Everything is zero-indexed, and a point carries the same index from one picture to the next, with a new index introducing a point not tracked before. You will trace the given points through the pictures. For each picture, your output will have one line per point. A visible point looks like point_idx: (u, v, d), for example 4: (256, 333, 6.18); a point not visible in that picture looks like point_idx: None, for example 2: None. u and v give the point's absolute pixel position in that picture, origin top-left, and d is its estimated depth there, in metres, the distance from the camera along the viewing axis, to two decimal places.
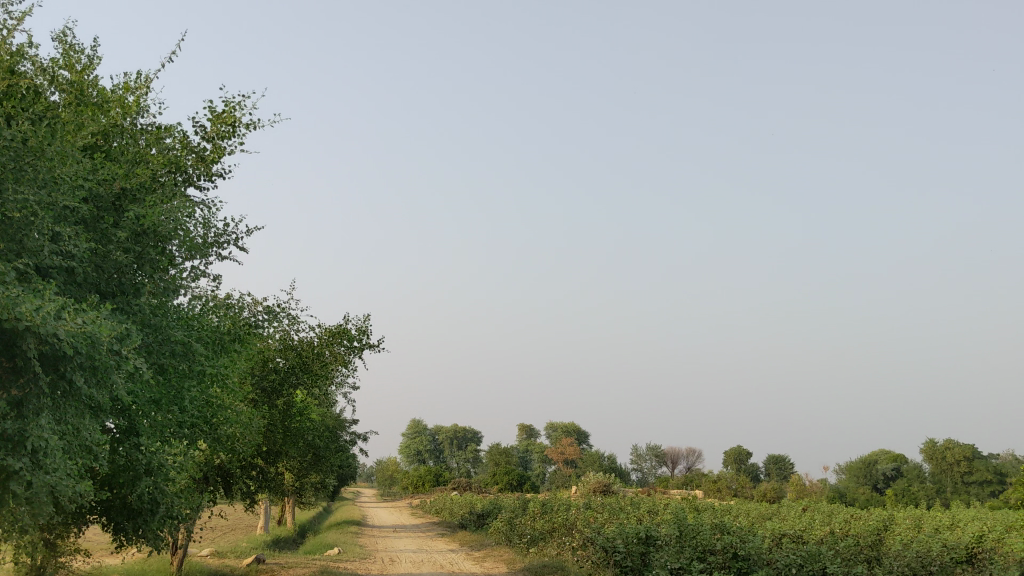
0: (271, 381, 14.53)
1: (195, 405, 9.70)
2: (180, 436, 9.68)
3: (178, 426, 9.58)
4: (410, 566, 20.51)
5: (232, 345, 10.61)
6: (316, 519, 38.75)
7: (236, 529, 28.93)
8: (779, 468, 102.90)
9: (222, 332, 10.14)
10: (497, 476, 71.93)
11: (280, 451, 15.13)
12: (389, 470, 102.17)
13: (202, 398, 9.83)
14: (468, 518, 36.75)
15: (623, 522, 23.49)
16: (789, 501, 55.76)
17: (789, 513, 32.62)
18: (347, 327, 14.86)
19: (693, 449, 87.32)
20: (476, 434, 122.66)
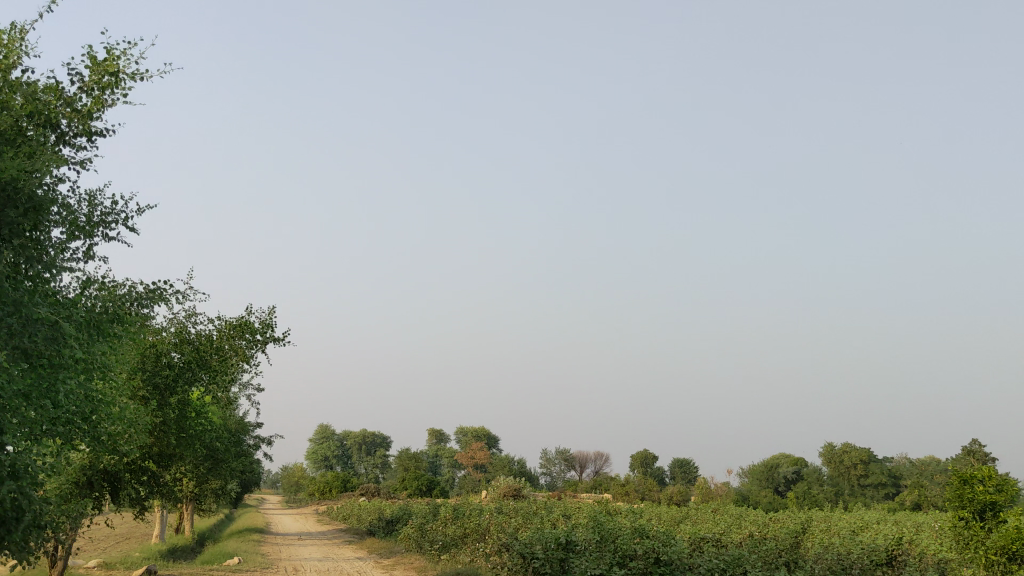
0: (165, 377, 13.30)
1: (68, 398, 8.49)
2: (49, 433, 8.43)
3: (48, 422, 8.42)
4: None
5: (111, 330, 9.45)
6: (216, 526, 37.00)
7: (129, 539, 27.24)
8: (685, 472, 104.13)
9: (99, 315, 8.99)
10: (406, 481, 70.67)
11: (173, 453, 14.00)
12: (295, 476, 99.65)
13: (76, 390, 8.63)
14: (376, 524, 35.61)
15: (539, 527, 22.83)
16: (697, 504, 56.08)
17: (699, 516, 32.51)
18: (249, 319, 13.92)
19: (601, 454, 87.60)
20: (385, 438, 120.84)
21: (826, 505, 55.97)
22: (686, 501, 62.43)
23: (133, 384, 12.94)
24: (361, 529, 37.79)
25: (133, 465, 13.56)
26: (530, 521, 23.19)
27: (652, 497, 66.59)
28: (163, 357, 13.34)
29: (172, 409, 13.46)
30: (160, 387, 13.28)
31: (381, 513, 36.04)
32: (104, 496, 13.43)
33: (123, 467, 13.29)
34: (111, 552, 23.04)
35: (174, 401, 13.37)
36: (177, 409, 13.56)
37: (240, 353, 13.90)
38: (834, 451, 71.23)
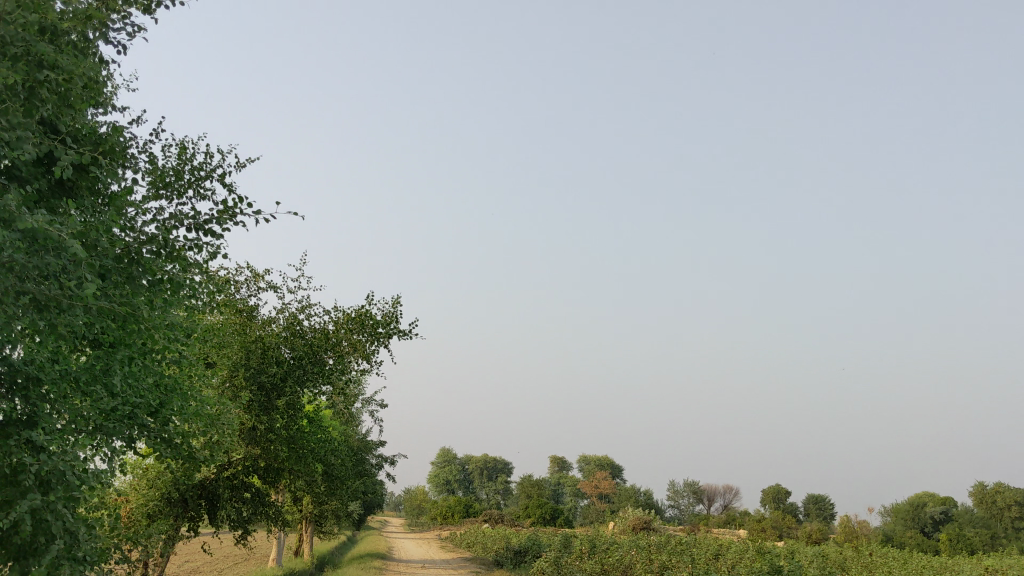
0: (272, 376, 11.15)
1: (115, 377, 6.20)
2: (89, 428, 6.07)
3: (91, 415, 6.09)
4: None
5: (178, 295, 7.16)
6: (338, 550, 35.20)
7: (245, 562, 25.58)
8: (818, 507, 97.82)
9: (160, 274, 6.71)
10: (529, 508, 68.27)
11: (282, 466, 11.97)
12: (417, 500, 98.60)
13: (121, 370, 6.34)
14: (503, 555, 33.11)
15: (692, 568, 19.91)
16: (838, 543, 51.67)
17: (855, 557, 28.78)
18: (372, 312, 11.73)
19: None
20: (507, 465, 118.72)
21: (981, 551, 50.25)
22: (826, 540, 57.82)
23: (233, 382, 10.94)
24: (486, 559, 35.36)
25: (234, 479, 11.49)
26: (683, 560, 20.13)
27: (788, 534, 62.08)
28: (274, 352, 11.26)
29: (281, 415, 11.34)
30: (266, 387, 11.13)
31: (509, 544, 33.51)
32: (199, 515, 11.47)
33: (222, 481, 11.26)
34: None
35: (282, 405, 11.19)
36: (288, 420, 11.50)
37: (358, 349, 11.78)
38: (984, 492, 65.04)
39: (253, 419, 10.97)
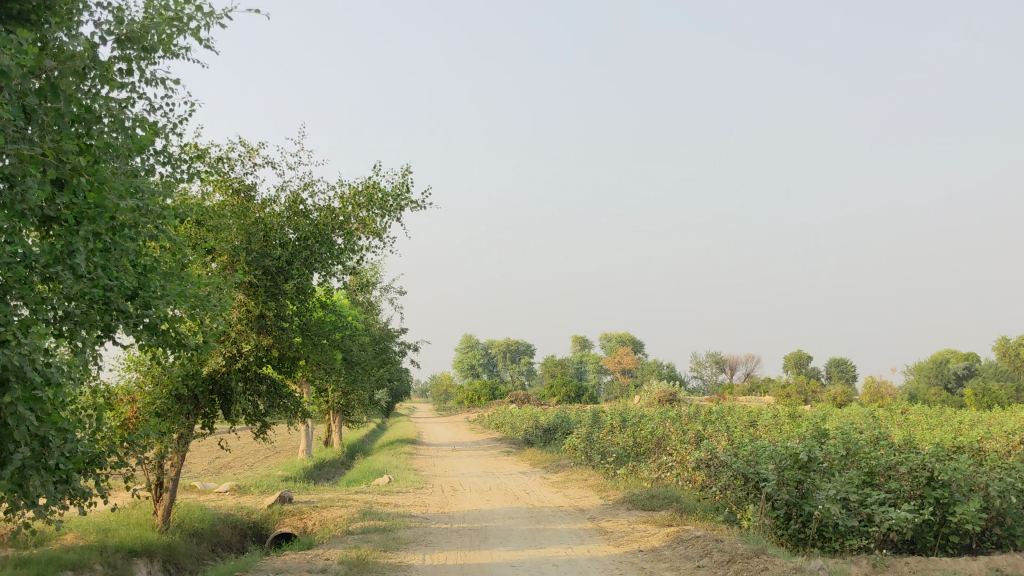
0: (276, 260, 10.17)
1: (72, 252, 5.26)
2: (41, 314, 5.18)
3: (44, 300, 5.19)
4: (477, 494, 15.94)
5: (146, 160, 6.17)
6: (367, 439, 35.09)
7: (273, 457, 25.28)
8: (839, 370, 98.09)
9: (114, 133, 5.70)
10: (554, 387, 68.55)
11: (296, 355, 11.19)
12: (443, 385, 99.59)
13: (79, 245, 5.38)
14: (533, 434, 32.89)
15: (730, 436, 19.31)
16: (865, 404, 51.51)
17: (889, 416, 28.23)
18: (379, 185, 10.66)
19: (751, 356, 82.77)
20: (530, 347, 119.31)
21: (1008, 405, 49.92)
22: (852, 402, 57.85)
23: (233, 267, 10.02)
24: (516, 440, 35.19)
25: (247, 372, 10.71)
26: (719, 428, 19.51)
27: (813, 398, 62.19)
28: (275, 232, 10.28)
29: (288, 301, 10.46)
30: (270, 271, 10.19)
31: (537, 423, 33.24)
32: (213, 410, 10.75)
33: (233, 373, 10.44)
34: (255, 473, 21.07)
35: (290, 289, 10.27)
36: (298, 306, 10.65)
37: (365, 225, 10.80)
38: (1008, 346, 64.65)
39: (259, 307, 10.08)
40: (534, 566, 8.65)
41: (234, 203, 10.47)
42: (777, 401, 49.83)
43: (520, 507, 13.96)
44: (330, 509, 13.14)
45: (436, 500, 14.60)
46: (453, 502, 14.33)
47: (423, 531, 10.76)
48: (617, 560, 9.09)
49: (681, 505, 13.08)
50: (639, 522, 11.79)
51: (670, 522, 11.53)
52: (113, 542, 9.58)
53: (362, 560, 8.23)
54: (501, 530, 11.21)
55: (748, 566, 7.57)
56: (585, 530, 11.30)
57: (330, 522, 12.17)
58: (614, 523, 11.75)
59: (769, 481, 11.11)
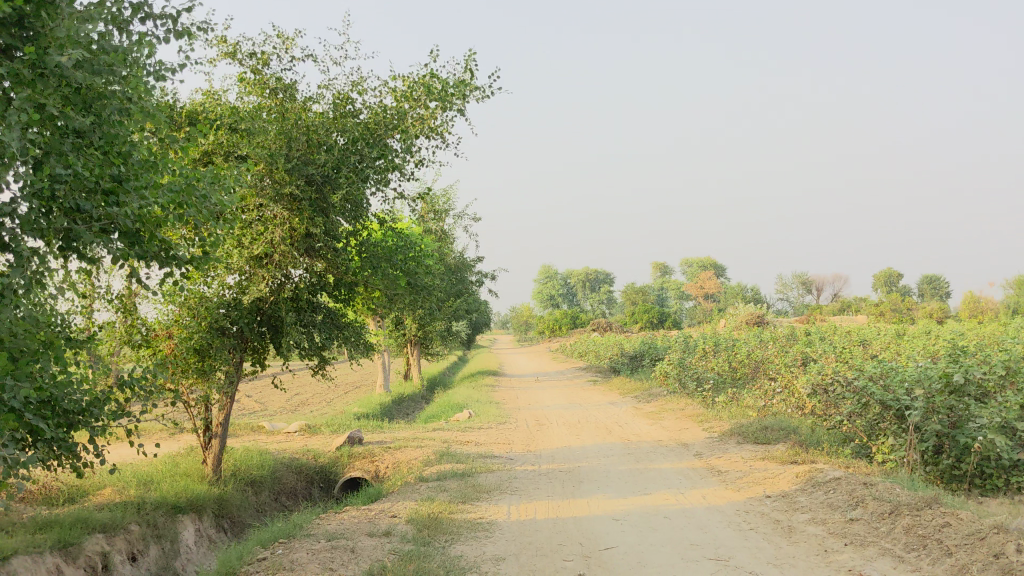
0: (320, 168, 8.60)
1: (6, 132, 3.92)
2: None
3: None
4: (565, 429, 14.48)
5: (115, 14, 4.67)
6: (447, 371, 34.02)
7: (350, 394, 24.26)
8: (933, 287, 93.69)
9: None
10: (636, 314, 66.77)
11: (354, 280, 9.73)
12: (523, 316, 98.60)
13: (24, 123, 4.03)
14: (619, 362, 31.36)
15: (841, 357, 17.42)
16: (968, 319, 48.41)
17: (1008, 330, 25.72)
18: (438, 72, 8.88)
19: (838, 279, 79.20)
20: (609, 275, 117.42)
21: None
22: (954, 318, 54.79)
23: (272, 178, 8.53)
24: (601, 368, 33.70)
25: (299, 302, 9.33)
26: (829, 350, 17.56)
27: (911, 314, 59.16)
28: (319, 134, 8.70)
29: (337, 216, 8.95)
30: (316, 181, 8.65)
31: (623, 350, 31.67)
32: (263, 346, 9.47)
33: (282, 303, 9.09)
34: (331, 411, 19.98)
35: (338, 201, 8.73)
36: (350, 220, 9.14)
37: (424, 122, 9.09)
38: None
39: (304, 224, 8.59)
40: (642, 519, 7.06)
41: (270, 104, 9.00)
42: (873, 321, 47.14)
43: (615, 443, 12.42)
44: (405, 450, 11.82)
45: (521, 437, 13.16)
46: (540, 440, 12.85)
47: (507, 477, 9.26)
48: (742, 510, 7.44)
49: (800, 438, 11.36)
50: (756, 459, 10.13)
51: (793, 459, 9.84)
52: (154, 497, 8.40)
53: (433, 519, 6.75)
54: (597, 473, 9.67)
55: (922, 522, 5.89)
56: (694, 471, 9.68)
57: (404, 466, 10.82)
58: (727, 462, 10.11)
59: (913, 409, 9.27)
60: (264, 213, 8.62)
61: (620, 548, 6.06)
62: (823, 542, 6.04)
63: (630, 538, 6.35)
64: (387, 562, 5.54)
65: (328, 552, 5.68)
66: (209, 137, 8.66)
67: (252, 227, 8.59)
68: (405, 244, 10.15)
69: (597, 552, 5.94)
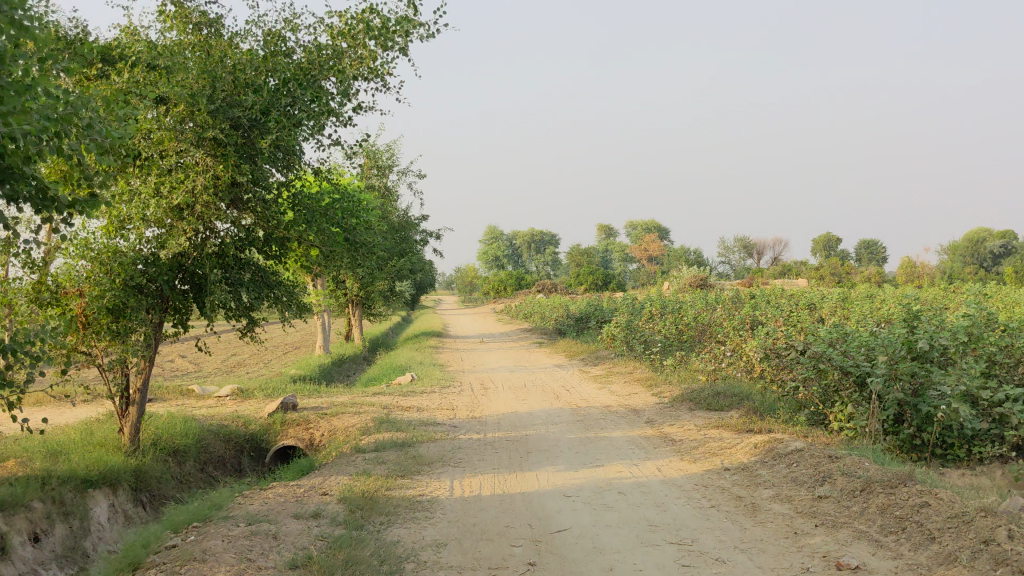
0: (248, 111, 7.82)
1: None
2: None
3: None
4: (511, 394, 13.96)
5: None
6: (390, 332, 33.28)
7: (289, 356, 23.45)
8: (869, 252, 95.40)
9: None
10: (581, 276, 66.63)
11: (286, 236, 9.01)
12: (468, 276, 97.89)
13: None
14: (564, 324, 30.97)
15: (792, 321, 17.15)
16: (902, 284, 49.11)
17: (949, 295, 25.88)
18: (378, 8, 8.12)
19: (778, 243, 79.98)
20: (554, 236, 117.20)
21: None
22: (893, 282, 55.56)
23: (194, 120, 7.74)
24: (546, 329, 33.31)
25: (225, 259, 8.63)
26: (778, 313, 17.28)
27: (852, 276, 59.84)
28: (247, 74, 7.89)
29: (267, 163, 8.22)
30: (242, 125, 7.90)
31: (568, 312, 31.26)
32: (186, 305, 8.74)
33: (206, 259, 8.36)
34: (267, 374, 19.18)
35: (267, 148, 7.98)
36: (281, 169, 8.42)
37: (364, 62, 8.35)
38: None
39: (230, 172, 7.84)
40: (595, 496, 6.53)
41: (193, 41, 8.12)
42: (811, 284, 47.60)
43: (563, 409, 11.91)
44: (343, 416, 11.18)
45: (465, 402, 12.59)
46: (485, 405, 12.30)
47: (450, 447, 8.68)
48: (700, 484, 6.96)
49: (754, 405, 10.98)
50: (710, 427, 9.70)
51: (749, 427, 9.43)
52: (62, 470, 7.66)
53: (368, 497, 6.15)
54: (545, 442, 9.15)
55: (897, 502, 5.48)
56: (647, 439, 9.21)
57: (340, 434, 10.18)
58: (681, 430, 9.66)
59: (873, 376, 8.89)
60: (186, 159, 7.84)
61: (573, 530, 5.53)
62: (791, 523, 5.58)
63: (584, 519, 5.81)
64: (314, 550, 4.93)
65: (247, 539, 5.04)
66: (124, 75, 7.77)
67: (172, 175, 7.83)
68: (343, 198, 9.44)
69: (549, 536, 5.40)
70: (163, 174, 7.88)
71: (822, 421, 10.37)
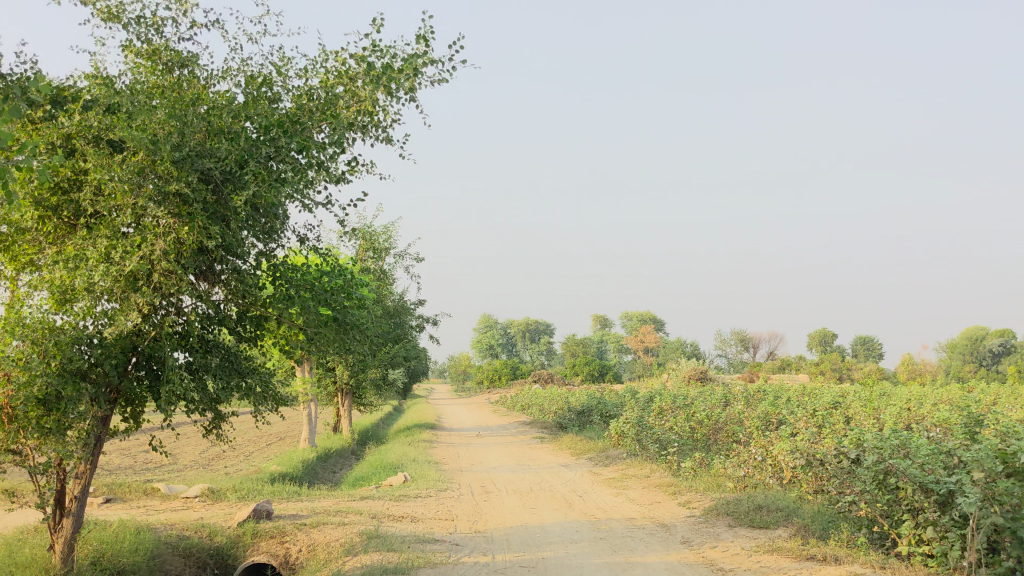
0: (219, 161, 6.50)
1: None
2: None
3: None
4: (516, 499, 12.36)
5: None
6: (380, 423, 31.56)
7: (271, 448, 21.79)
8: (867, 347, 94.29)
9: None
10: (577, 366, 65.12)
11: (263, 313, 7.65)
12: (462, 366, 96.28)
13: None
14: (565, 417, 29.37)
15: (823, 423, 15.64)
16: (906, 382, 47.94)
17: (969, 395, 24.46)
18: (380, 44, 6.87)
19: (775, 336, 78.69)
20: (548, 327, 115.77)
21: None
22: (897, 378, 54.21)
23: (155, 173, 6.40)
24: (545, 423, 31.66)
25: (188, 340, 7.24)
26: (806, 414, 15.81)
27: (855, 371, 58.36)
28: (222, 119, 6.61)
29: (241, 227, 6.88)
30: (213, 178, 6.57)
31: (569, 406, 29.62)
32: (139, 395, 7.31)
33: (165, 340, 6.94)
34: (246, 470, 17.54)
35: (242, 205, 6.63)
36: (258, 233, 7.10)
37: (362, 109, 7.04)
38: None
39: (195, 235, 6.49)
40: None
41: (162, 83, 6.89)
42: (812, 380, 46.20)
43: (580, 521, 10.33)
44: (328, 527, 9.59)
45: (465, 511, 11.01)
46: (488, 515, 10.71)
47: None
48: None
49: (804, 524, 9.45)
50: (762, 552, 8.15)
51: (810, 554, 7.88)
52: None
53: None
54: (567, 569, 7.58)
55: None
56: (688, 566, 7.67)
57: (320, 551, 8.59)
58: (726, 555, 8.11)
59: (964, 494, 7.26)
60: (144, 219, 6.50)
61: None
62: None
63: None
64: None
65: None
66: (75, 118, 6.48)
67: (126, 238, 6.48)
68: (333, 270, 8.07)
69: None
70: (118, 237, 6.54)
71: (888, 543, 8.79)
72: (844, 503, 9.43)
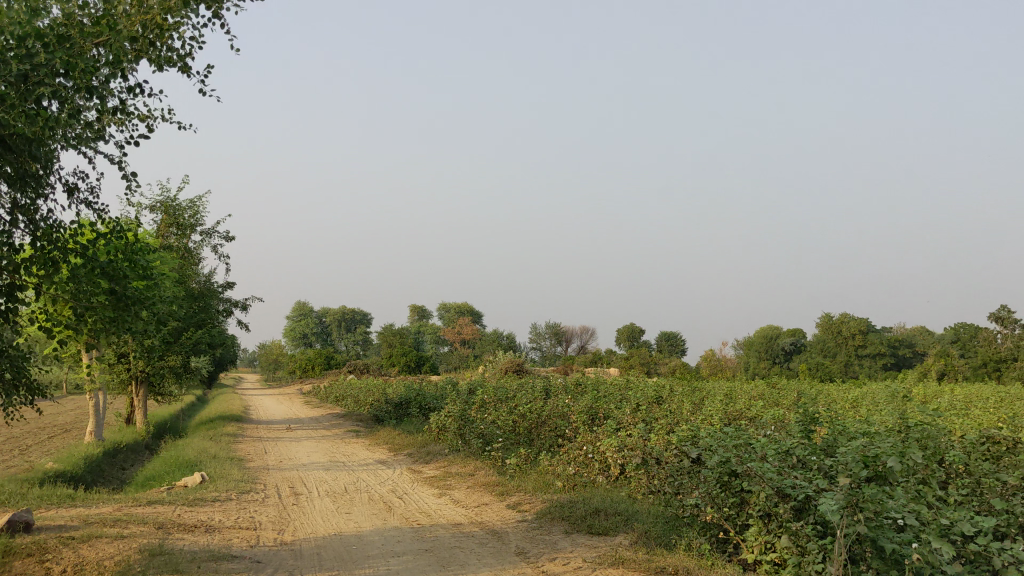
0: None
1: None
2: None
3: None
4: (330, 502, 11.13)
5: None
6: (181, 415, 29.14)
7: (51, 443, 19.34)
8: (673, 343, 97.93)
9: None
10: (393, 357, 63.67)
11: (15, 282, 6.07)
12: (273, 355, 92.49)
13: None
14: (381, 410, 28.09)
15: (648, 418, 15.26)
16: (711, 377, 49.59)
17: (775, 390, 25.12)
18: None
19: (587, 330, 80.24)
20: (364, 317, 113.41)
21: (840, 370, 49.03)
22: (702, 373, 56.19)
23: None
24: (360, 416, 30.24)
25: None
26: (631, 409, 15.40)
27: (663, 366, 60.08)
28: None
29: None
30: None
31: (386, 398, 28.38)
32: None
33: None
34: (15, 468, 15.30)
35: None
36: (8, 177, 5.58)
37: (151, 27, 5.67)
38: None
39: None
40: None
41: None
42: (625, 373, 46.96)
43: (402, 528, 9.24)
44: (102, 541, 8.05)
45: (271, 517, 9.68)
46: (297, 522, 9.44)
47: None
48: None
49: (646, 531, 8.77)
50: (609, 564, 7.36)
51: (661, 566, 7.15)
52: None
53: None
54: None
55: None
56: None
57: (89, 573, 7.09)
58: (568, 569, 7.26)
59: (826, 497, 6.74)
60: None
61: None
62: None
63: None
64: None
65: None
66: None
67: None
68: (112, 232, 6.57)
69: None
70: None
71: (732, 549, 8.24)
72: (685, 506, 8.84)
